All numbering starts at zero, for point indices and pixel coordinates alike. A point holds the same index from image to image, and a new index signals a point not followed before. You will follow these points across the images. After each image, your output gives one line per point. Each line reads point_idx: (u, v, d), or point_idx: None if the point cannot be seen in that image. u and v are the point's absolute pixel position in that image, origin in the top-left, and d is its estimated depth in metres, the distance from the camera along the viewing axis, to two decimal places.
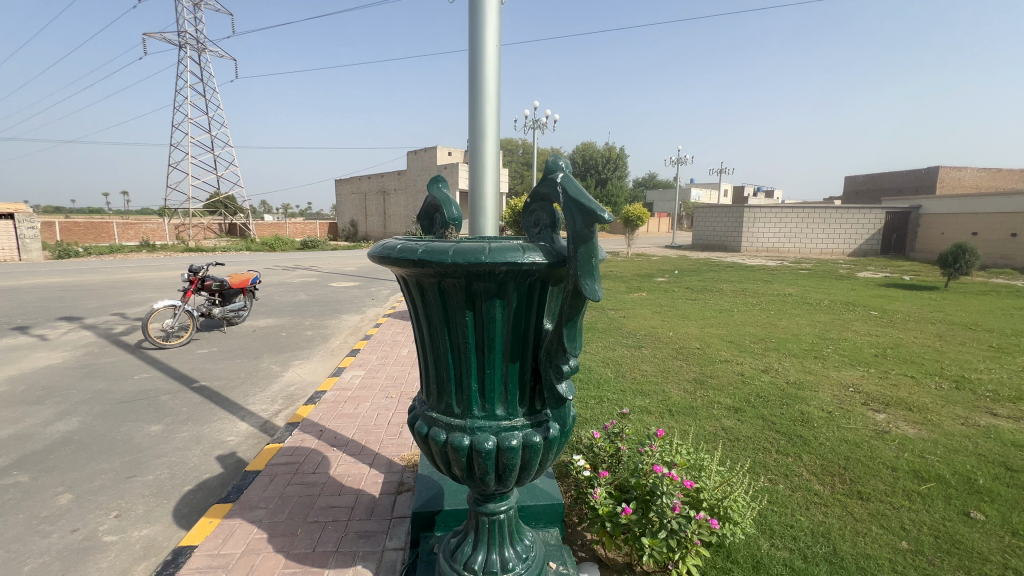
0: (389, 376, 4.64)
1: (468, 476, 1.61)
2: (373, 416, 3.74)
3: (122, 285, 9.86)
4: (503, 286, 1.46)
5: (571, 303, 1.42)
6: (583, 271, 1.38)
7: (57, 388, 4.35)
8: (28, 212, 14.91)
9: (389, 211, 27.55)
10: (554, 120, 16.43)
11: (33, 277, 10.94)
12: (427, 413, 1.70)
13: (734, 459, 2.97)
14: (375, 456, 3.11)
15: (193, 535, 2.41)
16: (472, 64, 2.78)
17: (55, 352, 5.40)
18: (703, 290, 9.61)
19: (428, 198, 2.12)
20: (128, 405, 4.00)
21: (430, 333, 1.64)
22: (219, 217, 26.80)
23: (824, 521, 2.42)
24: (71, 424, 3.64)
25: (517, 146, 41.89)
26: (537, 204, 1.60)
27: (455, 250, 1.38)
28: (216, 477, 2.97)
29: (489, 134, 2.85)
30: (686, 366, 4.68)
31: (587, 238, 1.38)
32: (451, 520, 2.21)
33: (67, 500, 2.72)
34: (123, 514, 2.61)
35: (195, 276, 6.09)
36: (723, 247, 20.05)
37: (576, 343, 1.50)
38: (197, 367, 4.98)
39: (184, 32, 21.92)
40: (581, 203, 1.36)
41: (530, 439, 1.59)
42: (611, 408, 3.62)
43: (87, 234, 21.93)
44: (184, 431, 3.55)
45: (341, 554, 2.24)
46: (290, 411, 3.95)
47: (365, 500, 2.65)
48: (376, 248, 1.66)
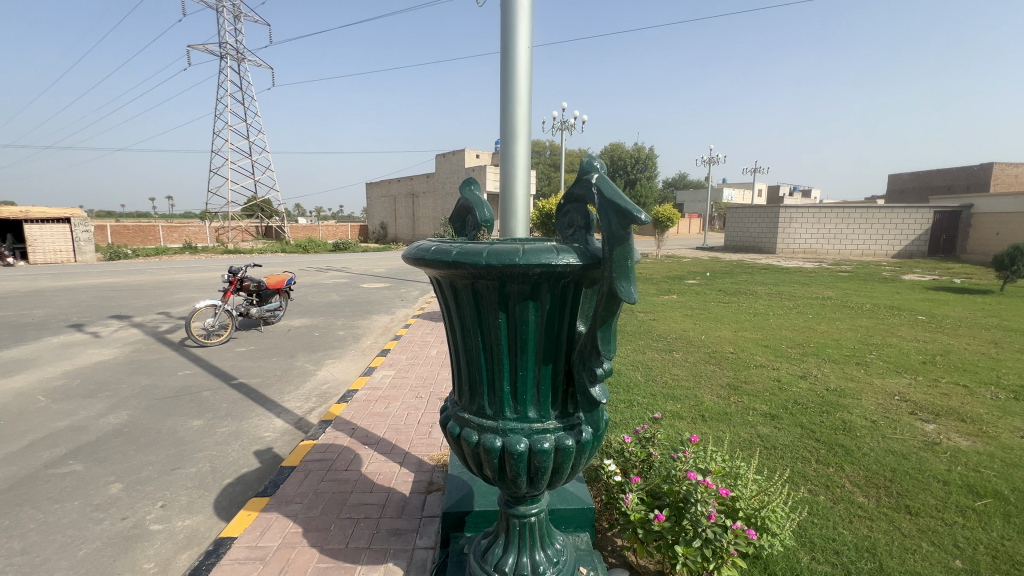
0: (418, 376, 4.70)
1: (500, 477, 1.61)
2: (403, 415, 3.79)
3: (167, 286, 10.35)
4: (536, 288, 1.46)
5: (604, 305, 1.41)
6: (618, 273, 1.36)
7: (108, 383, 4.59)
8: (83, 217, 15.86)
9: (419, 213, 27.98)
10: (581, 121, 16.31)
11: (87, 278, 11.63)
12: (459, 414, 1.71)
13: (771, 468, 2.87)
14: (405, 455, 3.15)
15: (232, 528, 2.49)
16: (503, 66, 2.79)
17: (106, 348, 5.71)
18: (736, 292, 9.34)
19: (460, 200, 2.13)
20: (172, 401, 4.18)
21: (463, 334, 1.65)
22: (257, 220, 27.85)
23: (868, 535, 2.31)
24: (121, 417, 3.84)
25: (545, 147, 41.74)
26: (572, 205, 1.60)
27: (489, 251, 1.38)
28: (254, 472, 3.07)
29: (520, 136, 2.85)
30: (719, 371, 4.56)
31: (622, 239, 1.36)
32: (481, 521, 2.22)
33: (117, 490, 2.86)
34: (168, 504, 2.73)
35: (234, 277, 6.31)
36: (757, 249, 19.52)
37: (610, 346, 1.48)
38: (235, 364, 5.17)
39: (225, 42, 22.78)
40: (616, 204, 1.34)
41: (562, 443, 1.58)
42: (641, 413, 3.57)
43: (135, 237, 23.18)
44: (224, 427, 3.68)
45: (373, 551, 2.28)
46: (323, 408, 4.06)
47: (396, 498, 2.69)
48: (410, 248, 1.67)
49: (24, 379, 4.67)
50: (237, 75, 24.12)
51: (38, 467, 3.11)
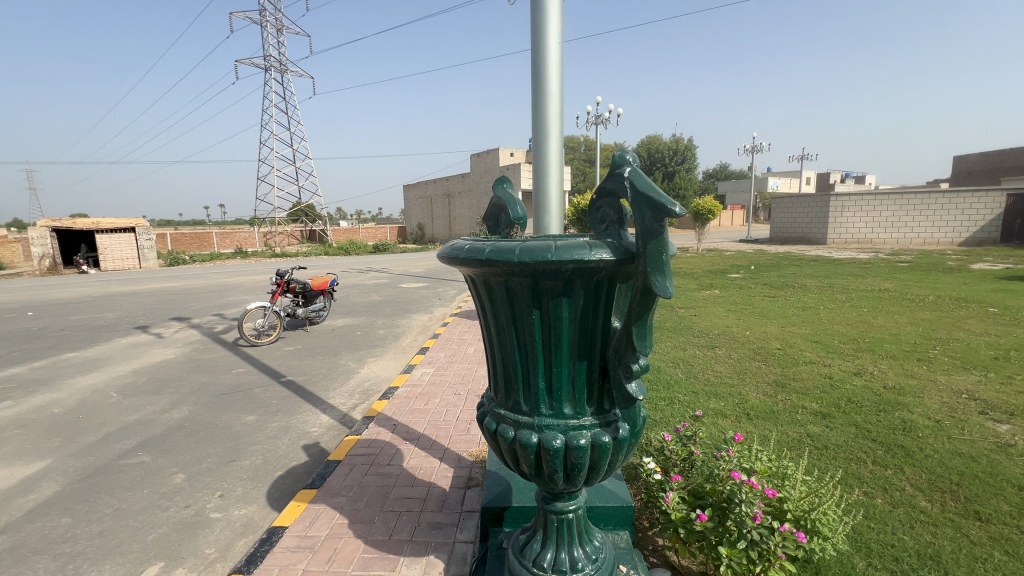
0: (457, 373, 4.77)
1: (537, 473, 1.62)
2: (443, 411, 3.86)
3: (221, 289, 10.99)
4: (569, 285, 1.45)
5: (639, 300, 1.39)
6: (653, 267, 1.34)
7: (170, 380, 4.92)
8: (146, 226, 17.01)
9: (455, 213, 28.35)
10: (616, 115, 16.02)
11: (151, 283, 12.50)
12: (495, 410, 1.73)
13: (822, 468, 2.74)
14: (445, 451, 3.21)
15: (284, 517, 2.62)
16: (535, 63, 2.78)
17: (168, 348, 6.12)
18: (783, 286, 8.93)
19: (493, 199, 2.15)
20: (228, 397, 4.44)
21: (498, 331, 1.66)
22: (302, 225, 29.01)
23: (932, 542, 2.17)
24: (182, 412, 4.11)
25: (579, 143, 41.21)
26: (605, 199, 1.59)
27: (522, 249, 1.39)
28: (303, 465, 3.22)
29: (552, 132, 2.83)
30: (765, 368, 4.38)
31: (657, 233, 1.33)
32: (519, 516, 2.24)
33: (180, 480, 3.07)
34: (226, 494, 2.90)
35: (282, 279, 6.62)
36: (806, 240, 18.61)
37: (646, 342, 1.45)
38: (284, 363, 5.42)
39: (269, 56, 23.77)
40: (650, 197, 1.32)
41: (599, 439, 1.57)
42: (682, 411, 3.48)
43: (192, 243, 24.65)
44: (274, 422, 3.87)
45: (415, 543, 2.34)
46: (366, 405, 4.19)
47: (436, 492, 2.75)
48: (444, 248, 1.69)
49: (98, 377, 5.07)
50: (281, 86, 25.14)
51: (112, 457, 3.38)
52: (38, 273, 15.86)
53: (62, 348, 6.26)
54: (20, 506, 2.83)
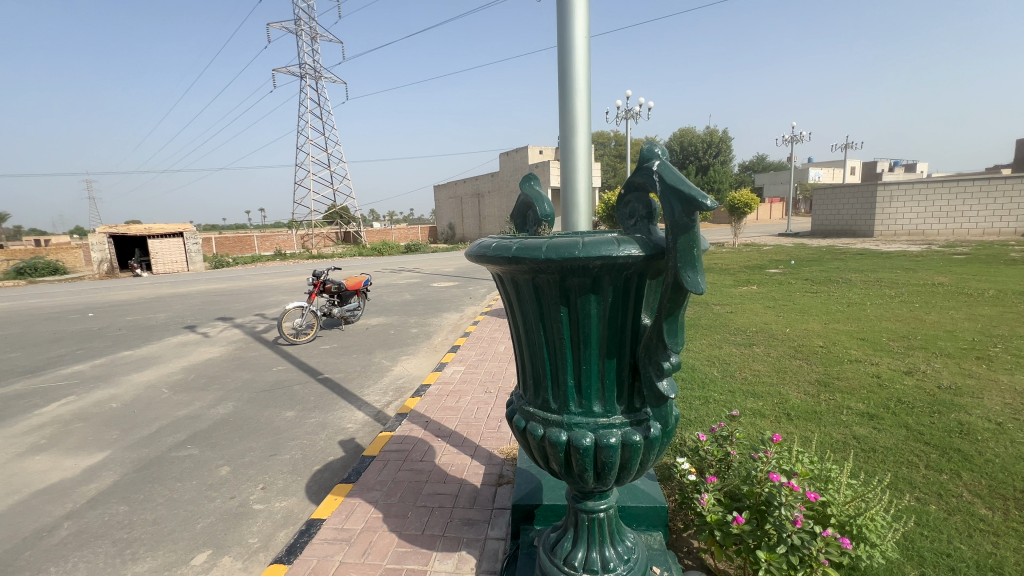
0: (487, 372, 4.80)
1: (567, 471, 1.61)
2: (474, 409, 3.90)
3: (262, 289, 11.45)
4: (598, 281, 1.44)
5: (670, 296, 1.36)
6: (684, 262, 1.31)
7: (216, 377, 5.16)
8: (193, 230, 17.90)
9: (485, 212, 28.51)
10: (646, 108, 15.69)
11: (198, 285, 13.15)
12: (524, 407, 1.73)
13: (869, 472, 2.61)
14: (476, 448, 3.24)
15: (321, 510, 2.70)
16: (561, 58, 2.75)
17: (214, 347, 6.43)
18: (825, 281, 8.55)
19: (520, 196, 2.15)
20: (269, 393, 4.62)
21: (526, 329, 1.66)
22: (337, 227, 29.82)
23: (992, 553, 2.03)
24: (227, 408, 4.30)
25: (608, 139, 40.54)
26: (633, 194, 1.57)
27: (549, 246, 1.38)
28: (339, 460, 3.31)
29: (580, 127, 2.80)
30: (807, 367, 4.21)
31: (688, 228, 1.30)
32: (550, 514, 2.23)
33: (226, 472, 3.21)
34: (268, 487, 3.02)
35: (318, 280, 6.83)
36: (851, 233, 17.74)
37: (677, 339, 1.42)
38: (321, 361, 5.60)
39: (304, 63, 24.49)
40: (680, 191, 1.28)
41: (629, 438, 1.55)
42: (718, 410, 3.38)
43: (235, 246, 25.79)
44: (313, 418, 4.01)
45: (448, 538, 2.37)
46: (399, 402, 4.28)
47: (468, 489, 2.78)
48: (472, 246, 1.70)
49: (151, 374, 5.38)
50: (316, 92, 25.91)
51: (164, 449, 3.58)
52: (97, 277, 16.94)
53: (119, 346, 6.68)
54: (84, 493, 3.04)
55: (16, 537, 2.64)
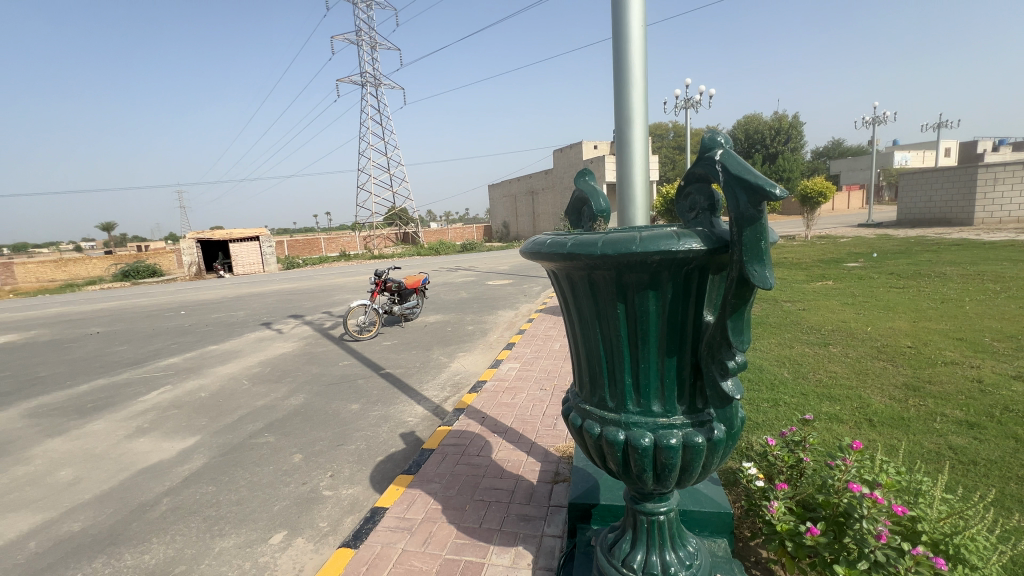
0: (542, 369, 4.80)
1: (625, 471, 1.57)
2: (529, 406, 3.91)
3: (329, 288, 12.13)
4: (656, 277, 1.39)
5: (736, 291, 1.29)
6: (750, 255, 1.24)
7: (288, 371, 5.53)
8: (267, 234, 19.29)
9: (539, 210, 28.51)
10: (707, 95, 14.94)
11: (272, 285, 14.15)
12: (581, 405, 1.70)
13: (970, 487, 2.35)
14: (532, 444, 3.25)
15: (385, 499, 2.82)
16: (616, 48, 2.69)
17: (287, 342, 6.89)
18: (914, 275, 7.78)
19: (575, 192, 2.12)
20: (336, 387, 4.89)
21: (582, 326, 1.63)
22: (396, 228, 30.98)
23: None
24: (299, 399, 4.60)
25: (667, 130, 39.07)
26: (693, 185, 1.52)
27: (605, 241, 1.35)
28: (401, 452, 3.44)
29: (636, 119, 2.72)
30: (892, 369, 3.84)
31: (754, 219, 1.23)
32: (607, 515, 2.20)
33: (298, 459, 3.44)
34: (336, 475, 3.20)
35: (380, 279, 7.12)
36: (946, 221, 15.99)
37: (743, 337, 1.34)
38: (383, 356, 5.84)
39: (365, 72, 25.58)
40: (745, 180, 1.22)
41: (691, 439, 1.49)
42: (789, 414, 3.18)
43: (304, 248, 27.51)
44: (376, 411, 4.20)
45: (505, 533, 2.40)
46: (456, 397, 4.38)
47: (524, 485, 2.79)
48: (526, 243, 1.69)
49: (233, 367, 5.86)
50: (376, 99, 27.04)
51: (246, 436, 3.89)
52: (187, 278, 18.68)
53: (207, 341, 7.34)
54: (179, 473, 3.37)
55: (125, 509, 2.98)
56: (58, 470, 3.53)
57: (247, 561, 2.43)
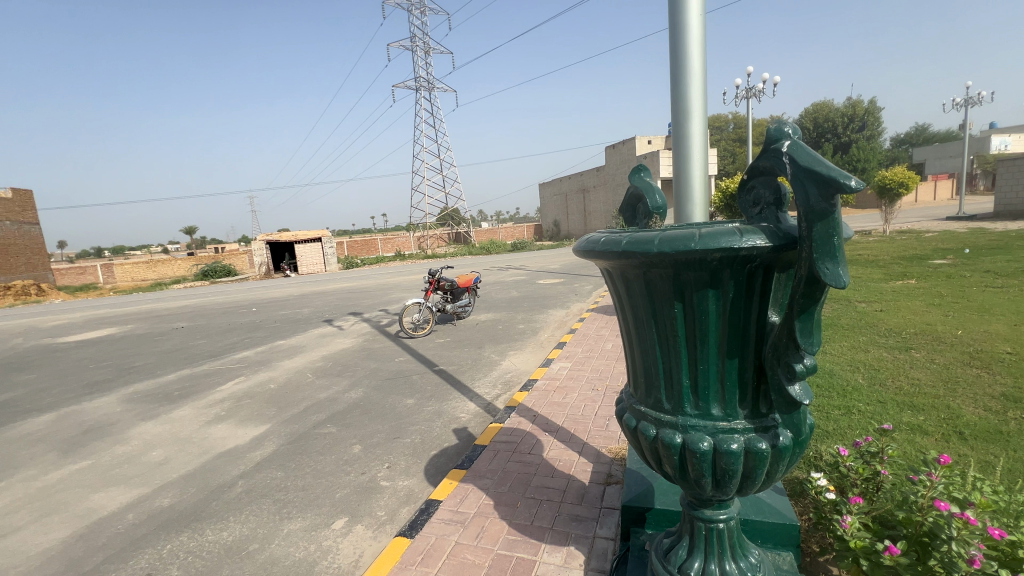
0: (594, 369, 4.74)
1: (682, 476, 1.52)
2: (581, 406, 3.88)
3: (386, 287, 12.62)
4: (717, 275, 1.34)
5: (805, 291, 1.22)
6: (821, 252, 1.16)
7: (348, 366, 5.81)
8: (329, 236, 20.36)
9: (590, 208, 28.15)
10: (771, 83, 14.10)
11: (333, 283, 14.91)
12: (635, 407, 1.67)
13: None
14: (584, 445, 3.23)
15: (439, 492, 2.90)
16: (673, 39, 2.60)
17: (347, 338, 7.24)
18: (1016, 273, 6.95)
19: (630, 189, 2.08)
20: (393, 382, 5.08)
21: (636, 326, 1.60)
22: (449, 228, 31.69)
23: None
24: (359, 393, 4.83)
25: (726, 121, 37.22)
26: (760, 179, 1.46)
27: (661, 238, 1.31)
28: (454, 447, 3.52)
29: (693, 111, 2.62)
30: (987, 377, 3.47)
31: (826, 213, 1.15)
32: (662, 520, 2.14)
33: (358, 450, 3.61)
34: (393, 466, 3.33)
35: (434, 278, 7.32)
36: None
37: (813, 339, 1.26)
38: (437, 353, 6.00)
39: (420, 77, 26.25)
40: (815, 172, 1.15)
41: (754, 445, 1.42)
42: (864, 423, 2.94)
43: (362, 249, 28.77)
44: (430, 406, 4.32)
45: (556, 532, 2.40)
46: (507, 395, 4.43)
47: (576, 485, 2.78)
48: (580, 241, 1.67)
49: (299, 361, 6.24)
50: (430, 103, 27.74)
51: (310, 426, 4.13)
52: (258, 277, 20.08)
53: (275, 336, 7.85)
54: (252, 458, 3.64)
55: (206, 489, 3.25)
56: (150, 451, 3.91)
57: (312, 544, 2.59)
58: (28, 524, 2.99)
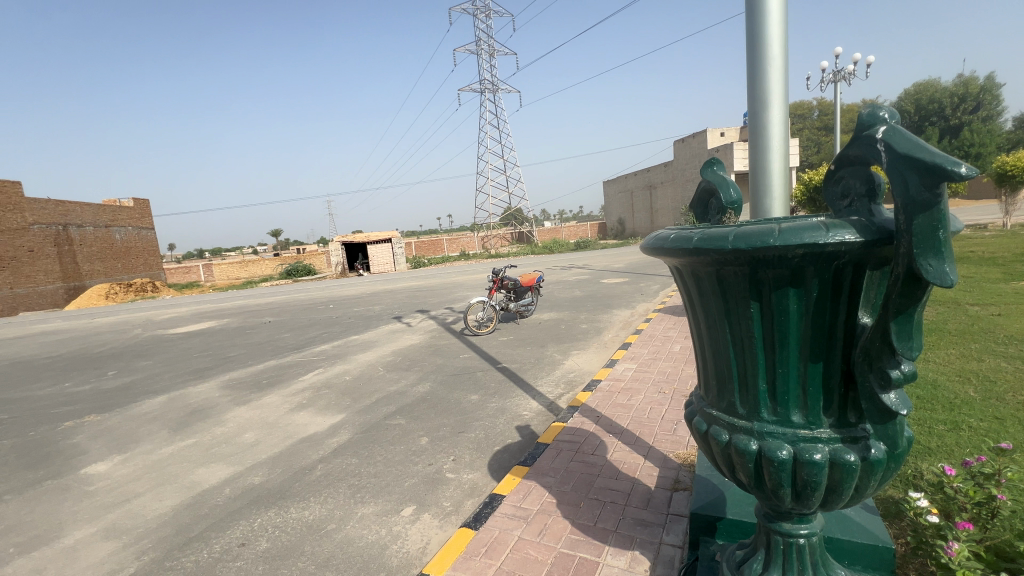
0: (661, 371, 4.59)
1: (758, 485, 1.44)
2: (647, 409, 3.78)
3: (452, 286, 12.99)
4: (799, 273, 1.26)
5: (903, 290, 1.11)
6: (922, 247, 1.05)
7: (416, 361, 6.06)
8: (399, 236, 21.31)
9: (657, 205, 27.20)
10: (865, 63, 12.82)
11: (403, 282, 15.60)
12: (706, 410, 1.60)
13: None
14: (650, 448, 3.14)
15: (502, 487, 2.96)
16: (749, 25, 2.46)
17: (415, 335, 7.55)
18: None
19: (702, 183, 2.00)
20: (458, 378, 5.23)
21: (708, 327, 1.53)
22: (512, 228, 32.02)
23: None
24: (426, 387, 5.02)
25: (810, 108, 34.31)
26: (848, 169, 1.35)
27: (736, 234, 1.24)
28: (517, 444, 3.56)
29: (773, 99, 2.46)
30: None
31: (929, 204, 1.04)
32: (735, 530, 2.04)
33: (425, 442, 3.76)
34: (458, 459, 3.43)
35: (497, 277, 7.43)
36: None
37: (912, 344, 1.15)
38: (500, 351, 6.10)
39: (485, 78, 26.65)
40: (918, 159, 1.04)
41: (841, 457, 1.32)
42: (977, 441, 2.61)
43: (430, 249, 29.85)
44: (493, 402, 4.40)
45: (620, 535, 2.36)
46: (570, 395, 4.40)
47: (641, 489, 2.71)
48: (648, 239, 1.63)
49: (371, 355, 6.60)
50: (494, 104, 28.13)
51: (382, 417, 4.36)
52: (335, 276, 21.46)
53: (350, 332, 8.36)
54: (330, 444, 3.91)
55: (291, 470, 3.54)
56: (244, 433, 4.32)
57: (384, 528, 2.73)
58: (146, 492, 3.42)
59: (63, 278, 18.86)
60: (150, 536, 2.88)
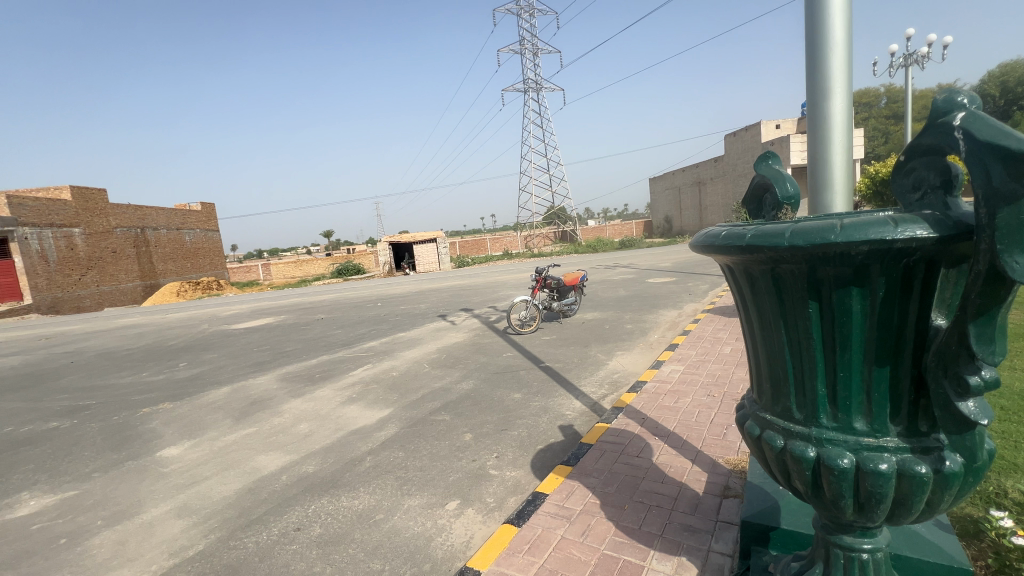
0: (710, 374, 4.44)
1: (815, 494, 1.37)
2: (694, 412, 3.67)
3: (495, 285, 13.12)
4: (863, 271, 1.18)
5: (983, 289, 1.03)
6: (1007, 242, 0.96)
7: (460, 358, 6.17)
8: (443, 236, 21.73)
9: (707, 202, 26.27)
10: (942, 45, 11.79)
11: (447, 281, 15.91)
12: (759, 414, 1.54)
13: None
14: (698, 453, 3.05)
15: (545, 486, 2.96)
16: (810, 9, 2.33)
17: (459, 333, 7.68)
18: None
19: (756, 178, 1.91)
20: (501, 376, 5.28)
21: (761, 327, 1.47)
22: (555, 227, 31.90)
23: None
24: (469, 385, 5.10)
25: (877, 95, 31.98)
26: (920, 159, 1.26)
27: (794, 230, 1.19)
28: (560, 443, 3.55)
29: (835, 87, 2.32)
30: None
31: (1016, 196, 0.95)
32: (790, 541, 1.94)
33: (469, 438, 3.82)
34: (501, 456, 3.47)
35: (540, 276, 7.43)
36: None
37: (995, 348, 1.05)
38: (543, 350, 6.10)
39: (529, 78, 26.68)
40: (1001, 147, 0.95)
41: (909, 468, 1.23)
42: None
43: (473, 248, 30.25)
44: (536, 401, 4.41)
45: (666, 540, 2.31)
46: (615, 395, 4.34)
47: (688, 494, 2.63)
48: (698, 236, 1.58)
49: (417, 352, 6.78)
50: (538, 103, 28.12)
51: (427, 413, 4.47)
52: (383, 275, 22.17)
53: (397, 329, 8.61)
54: (378, 437, 4.05)
55: (342, 461, 3.70)
56: (299, 423, 4.55)
57: (429, 520, 2.80)
58: (213, 475, 3.68)
59: (141, 277, 20.58)
60: (216, 516, 3.10)
